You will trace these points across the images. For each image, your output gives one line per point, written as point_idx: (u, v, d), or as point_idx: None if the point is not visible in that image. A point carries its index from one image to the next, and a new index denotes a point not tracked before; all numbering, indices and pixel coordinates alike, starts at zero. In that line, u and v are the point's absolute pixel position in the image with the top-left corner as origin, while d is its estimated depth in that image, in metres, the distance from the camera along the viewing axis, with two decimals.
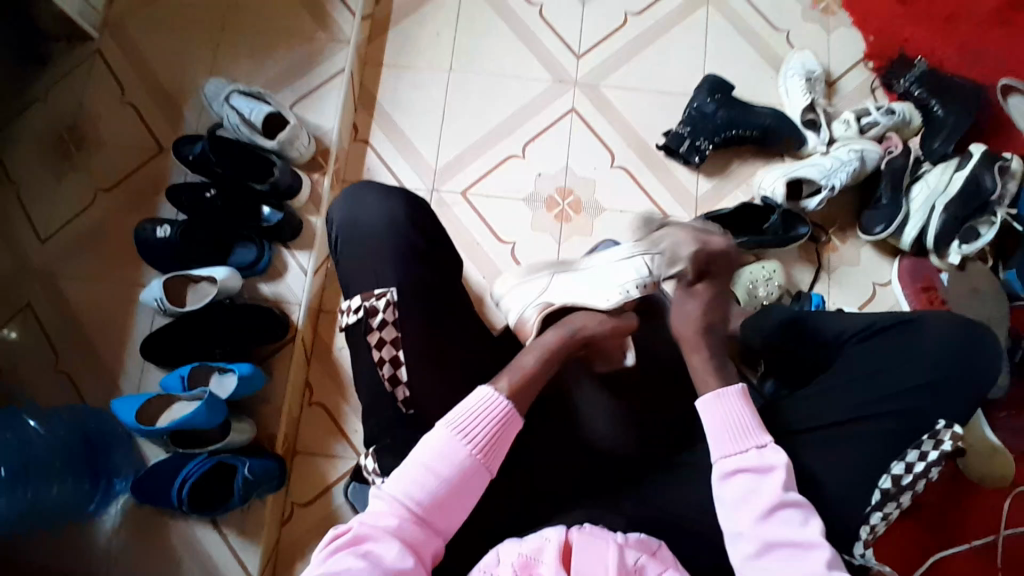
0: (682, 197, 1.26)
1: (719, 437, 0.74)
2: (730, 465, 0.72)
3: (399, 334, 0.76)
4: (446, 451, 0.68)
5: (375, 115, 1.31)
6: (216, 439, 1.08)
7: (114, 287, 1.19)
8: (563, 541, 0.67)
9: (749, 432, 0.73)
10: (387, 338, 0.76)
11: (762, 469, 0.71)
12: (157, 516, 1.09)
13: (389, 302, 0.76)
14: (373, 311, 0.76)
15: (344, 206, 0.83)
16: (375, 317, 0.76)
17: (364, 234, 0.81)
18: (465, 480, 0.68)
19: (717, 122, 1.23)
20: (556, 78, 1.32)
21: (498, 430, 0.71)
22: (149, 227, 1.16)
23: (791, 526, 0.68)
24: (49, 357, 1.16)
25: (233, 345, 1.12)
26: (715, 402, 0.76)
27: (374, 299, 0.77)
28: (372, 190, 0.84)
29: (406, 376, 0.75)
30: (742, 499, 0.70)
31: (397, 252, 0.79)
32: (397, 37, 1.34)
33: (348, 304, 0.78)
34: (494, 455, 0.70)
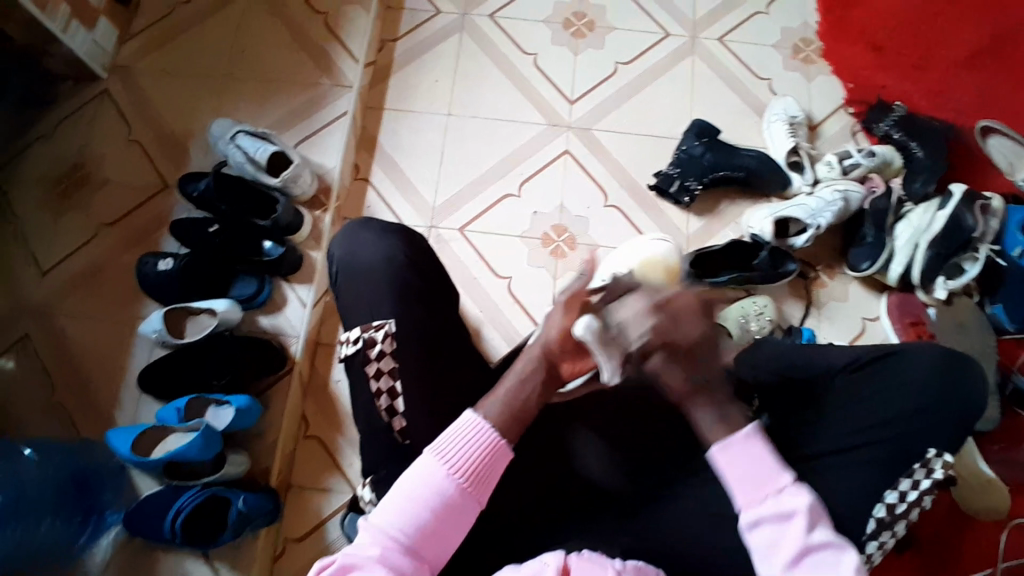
0: (673, 234, 1.30)
1: (739, 486, 0.69)
2: (751, 516, 0.68)
3: (397, 365, 0.77)
4: (432, 477, 0.68)
5: (375, 155, 1.36)
6: (208, 472, 1.06)
7: (113, 320, 1.20)
8: (562, 565, 0.67)
9: (768, 477, 0.68)
10: (385, 369, 0.77)
11: (784, 515, 0.67)
12: (143, 555, 1.06)
13: (388, 333, 0.78)
14: (372, 342, 0.78)
15: (347, 239, 0.86)
16: (373, 347, 0.77)
17: (364, 265, 0.83)
18: (453, 508, 0.68)
19: (706, 164, 1.29)
20: (551, 122, 1.38)
21: (485, 457, 0.71)
22: (151, 261, 1.18)
23: (824, 568, 0.64)
24: (44, 390, 1.16)
25: (230, 377, 1.12)
26: (728, 450, 0.70)
27: (373, 330, 0.78)
28: (373, 225, 0.87)
29: (403, 406, 0.76)
30: (766, 552, 0.66)
31: (396, 282, 0.81)
32: (397, 83, 1.40)
33: (348, 334, 0.79)
34: (482, 483, 0.70)
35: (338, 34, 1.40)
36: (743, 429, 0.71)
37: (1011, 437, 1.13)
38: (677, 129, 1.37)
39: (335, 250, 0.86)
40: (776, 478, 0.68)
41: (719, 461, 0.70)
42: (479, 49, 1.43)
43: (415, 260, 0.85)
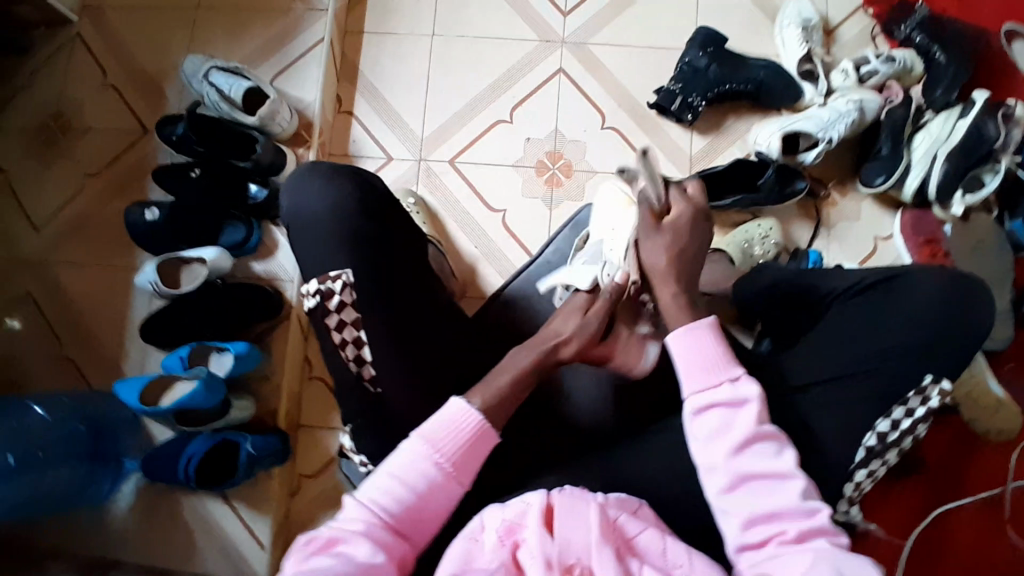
0: (675, 156, 1.23)
1: (691, 370, 0.70)
2: (701, 401, 0.69)
3: (359, 316, 0.77)
4: (416, 460, 0.69)
5: (358, 85, 1.29)
6: (214, 418, 1.09)
7: (108, 272, 1.20)
8: (546, 503, 0.67)
9: (722, 364, 0.70)
10: (347, 321, 0.76)
11: (736, 402, 0.68)
12: (165, 493, 1.13)
13: (345, 283, 0.77)
14: (330, 293, 0.77)
15: (317, 181, 0.81)
16: (332, 300, 0.77)
17: (330, 218, 0.79)
18: (436, 489, 0.69)
19: (710, 77, 1.19)
20: (543, 38, 1.28)
21: (472, 443, 0.71)
22: (137, 210, 1.15)
23: (767, 457, 0.66)
24: (52, 345, 1.18)
25: (226, 326, 1.13)
26: (686, 336, 0.71)
27: (330, 282, 0.77)
28: (337, 168, 0.83)
29: (370, 355, 0.76)
30: (713, 435, 0.68)
31: (373, 230, 0.79)
32: (376, 3, 1.31)
33: (305, 288, 0.78)
34: (468, 465, 0.70)
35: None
36: (697, 321, 0.72)
37: None
38: (680, 39, 1.27)
39: (297, 195, 0.81)
40: (730, 367, 0.70)
41: (674, 351, 0.72)
42: None
43: (384, 209, 0.82)
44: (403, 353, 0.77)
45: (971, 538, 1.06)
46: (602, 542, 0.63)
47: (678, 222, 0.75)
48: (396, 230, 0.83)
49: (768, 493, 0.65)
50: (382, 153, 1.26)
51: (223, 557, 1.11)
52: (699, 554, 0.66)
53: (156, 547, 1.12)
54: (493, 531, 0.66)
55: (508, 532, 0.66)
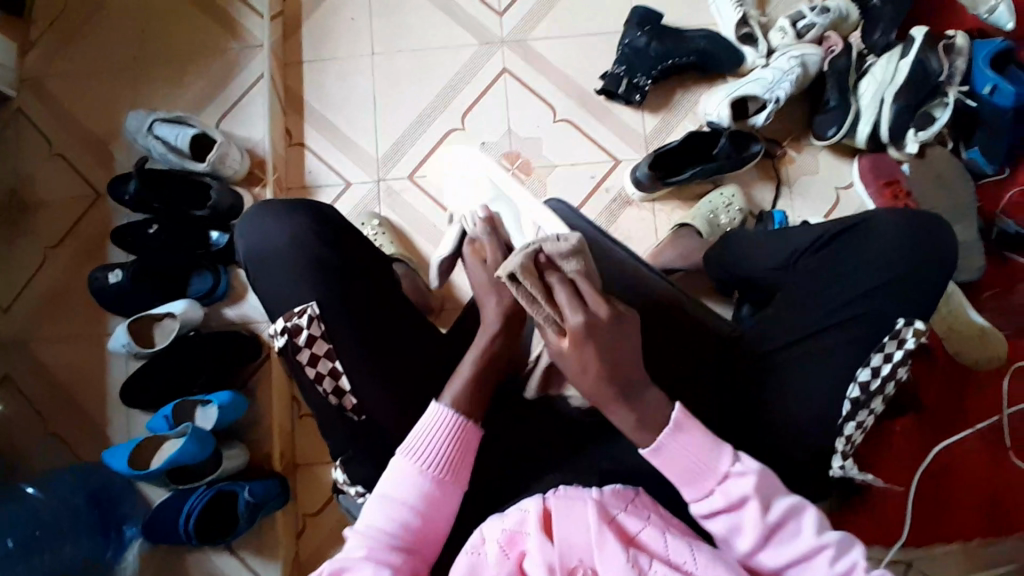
0: (630, 138, 1.23)
1: (682, 486, 0.67)
2: (702, 511, 0.67)
3: (331, 346, 0.75)
4: (408, 476, 0.68)
5: (305, 115, 1.28)
6: (210, 471, 1.08)
7: (81, 341, 1.19)
8: (542, 509, 0.66)
9: (707, 472, 0.66)
10: (320, 353, 0.75)
11: (735, 503, 0.65)
12: (170, 555, 1.11)
13: (312, 316, 0.75)
14: (298, 330, 0.75)
15: (271, 215, 0.81)
16: (301, 335, 0.75)
17: (285, 255, 0.78)
18: (434, 499, 0.68)
19: (652, 56, 1.20)
20: (483, 41, 1.28)
21: (458, 445, 0.70)
22: (101, 275, 1.15)
23: (788, 540, 0.64)
24: (36, 424, 1.17)
25: (209, 376, 1.12)
26: (660, 457, 0.66)
27: (296, 318, 0.75)
28: (289, 201, 0.82)
29: (348, 385, 0.75)
30: (730, 535, 0.66)
31: (331, 258, 0.79)
32: (312, 31, 1.30)
33: (274, 327, 0.76)
34: (459, 469, 0.70)
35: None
36: (664, 434, 0.66)
37: (1002, 280, 1.11)
38: (617, 21, 1.27)
39: (251, 234, 0.81)
40: (716, 463, 0.66)
41: (657, 466, 0.67)
42: None
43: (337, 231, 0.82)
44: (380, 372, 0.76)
45: (979, 471, 1.05)
46: (602, 543, 0.63)
47: (576, 337, 0.63)
48: (357, 254, 0.82)
49: (807, 574, 0.64)
50: (339, 179, 1.25)
51: None
52: (701, 546, 0.64)
53: None
54: (494, 542, 0.65)
55: (510, 542, 0.65)
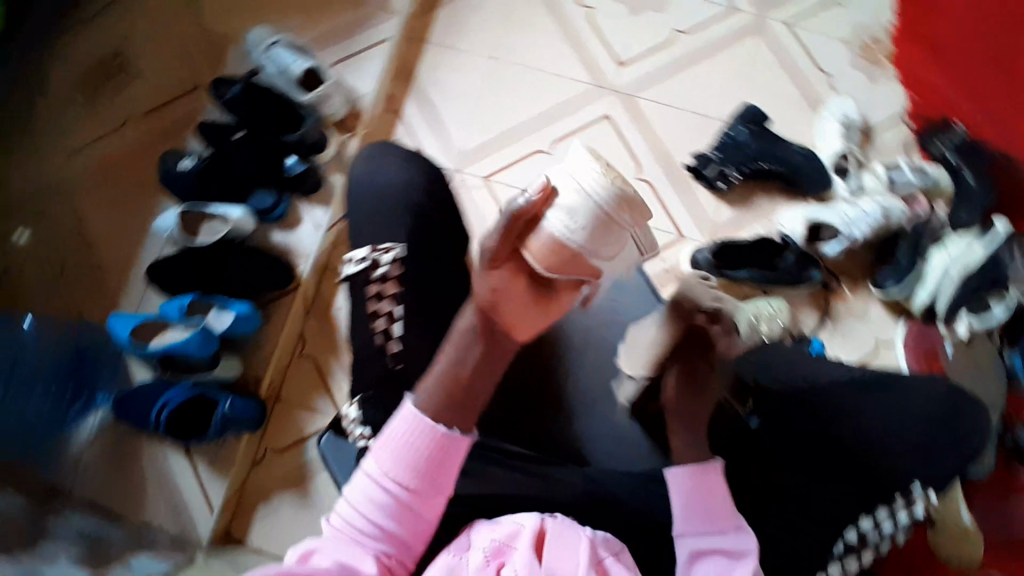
0: (702, 220, 1.26)
1: (693, 513, 0.68)
2: (698, 546, 0.68)
3: (399, 290, 0.80)
4: (373, 479, 0.66)
5: (411, 90, 1.33)
6: (202, 372, 1.10)
7: (125, 210, 1.22)
8: (538, 528, 0.65)
9: (726, 512, 0.69)
10: (386, 292, 0.80)
11: (735, 554, 0.67)
12: (133, 438, 1.13)
13: (394, 257, 0.81)
14: (377, 263, 0.81)
15: (389, 162, 0.91)
16: (378, 268, 0.81)
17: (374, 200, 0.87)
18: (400, 508, 0.65)
19: (747, 153, 1.25)
20: (596, 83, 1.34)
21: (426, 449, 0.65)
22: (173, 157, 1.20)
23: None
24: (55, 269, 1.19)
25: (234, 286, 1.15)
26: (694, 472, 0.69)
27: (379, 253, 0.82)
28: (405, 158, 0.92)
29: (399, 332, 0.78)
30: None
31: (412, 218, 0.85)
32: (446, 15, 1.36)
33: (353, 254, 0.83)
34: (426, 481, 0.65)
35: None
36: (705, 461, 0.70)
37: (996, 489, 1.12)
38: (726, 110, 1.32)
39: (365, 168, 0.90)
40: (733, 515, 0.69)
41: (678, 482, 0.69)
42: None
43: (421, 195, 0.89)
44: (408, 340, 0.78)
45: None
46: None
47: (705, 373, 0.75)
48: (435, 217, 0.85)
49: None
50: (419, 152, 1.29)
51: (172, 510, 1.10)
52: None
53: (112, 488, 1.10)
54: (481, 550, 0.64)
55: (496, 553, 0.64)
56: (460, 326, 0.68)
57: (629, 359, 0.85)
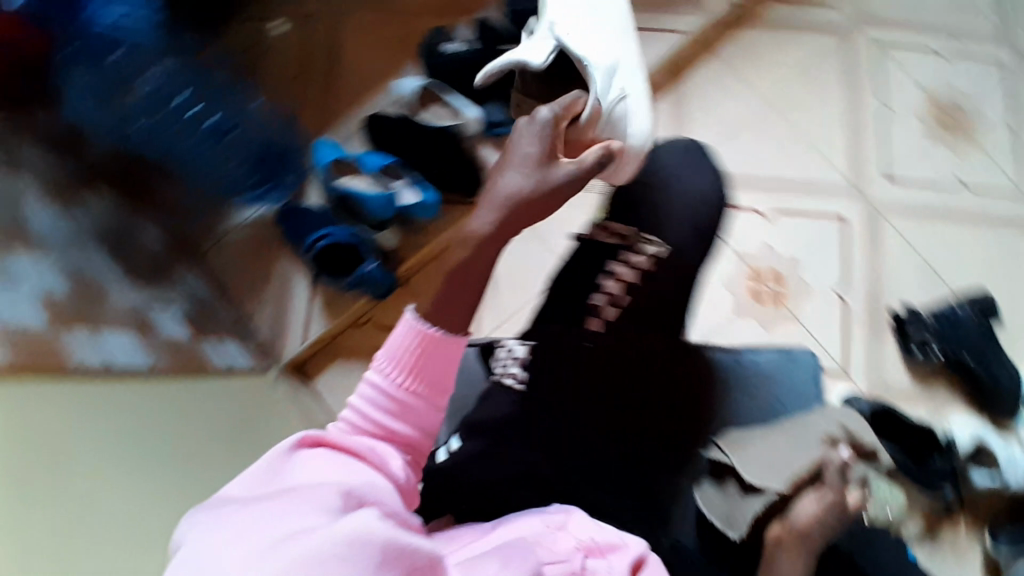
0: (872, 368, 1.27)
1: None
2: None
3: (636, 283, 0.95)
4: (381, 374, 0.68)
5: (674, 87, 1.36)
6: (367, 227, 1.17)
7: (375, 57, 1.30)
8: (641, 555, 0.63)
9: None
10: (628, 278, 0.95)
11: None
12: (274, 242, 1.22)
13: (655, 255, 0.95)
14: (638, 251, 0.95)
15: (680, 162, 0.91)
16: (637, 255, 0.95)
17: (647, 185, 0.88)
18: (407, 397, 0.68)
19: (961, 339, 1.23)
20: (852, 182, 1.34)
21: (430, 345, 0.68)
22: (446, 37, 1.24)
23: None
24: (296, 70, 1.29)
25: (433, 173, 1.20)
26: None
27: (647, 244, 0.96)
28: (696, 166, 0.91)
29: (610, 315, 0.95)
30: None
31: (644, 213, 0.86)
32: (750, 38, 1.39)
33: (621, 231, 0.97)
34: (428, 375, 0.68)
35: None
36: None
37: None
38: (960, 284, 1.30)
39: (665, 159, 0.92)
40: None
41: None
42: (841, 74, 1.39)
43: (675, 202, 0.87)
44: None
45: None
46: None
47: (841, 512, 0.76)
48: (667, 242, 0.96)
49: None
50: None
51: (274, 319, 1.19)
52: None
53: (238, 274, 1.20)
54: (574, 538, 0.64)
55: (588, 549, 0.63)
56: (489, 217, 0.74)
57: (763, 470, 0.81)
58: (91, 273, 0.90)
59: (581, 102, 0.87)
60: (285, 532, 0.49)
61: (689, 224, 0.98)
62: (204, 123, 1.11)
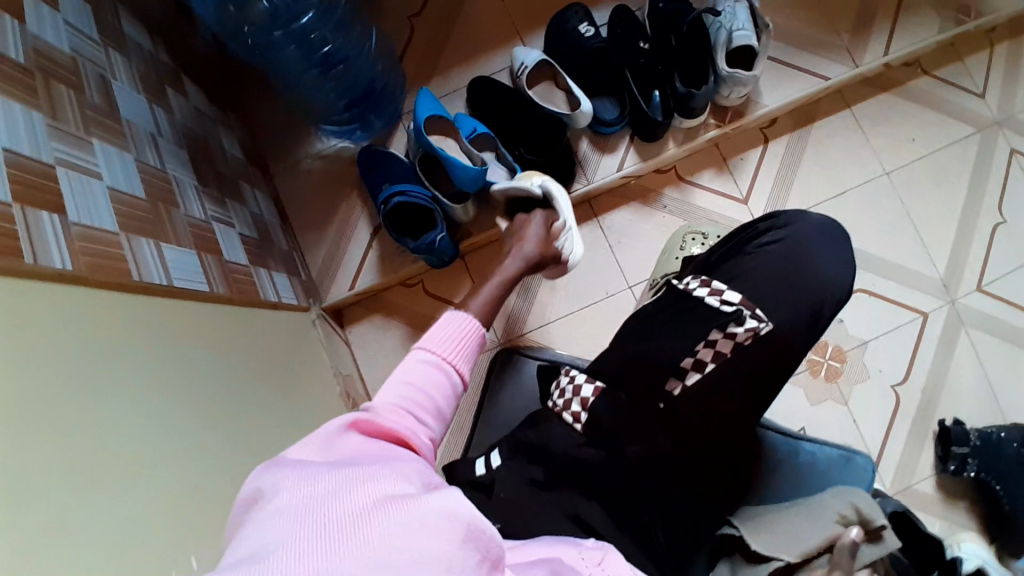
0: (903, 471, 1.25)
1: None
2: None
3: (726, 354, 0.79)
4: (422, 366, 0.66)
5: (795, 131, 1.30)
6: (446, 195, 1.12)
7: (502, 16, 1.25)
8: None
9: None
10: (718, 346, 0.79)
11: None
12: (348, 179, 1.20)
13: (754, 331, 0.79)
14: (738, 322, 0.79)
15: (830, 238, 0.89)
16: (736, 328, 0.79)
17: (793, 254, 0.86)
18: (444, 388, 0.66)
19: (1002, 468, 1.20)
20: (944, 283, 1.30)
21: (468, 341, 0.70)
22: (581, 18, 1.20)
23: None
24: (420, 8, 1.24)
25: (530, 157, 1.15)
26: None
27: (754, 319, 0.79)
28: (836, 237, 0.89)
29: (690, 381, 0.79)
30: None
31: (786, 284, 0.84)
32: (887, 102, 1.33)
33: (716, 284, 0.84)
34: (464, 370, 0.68)
35: (897, 21, 1.31)
36: None
37: None
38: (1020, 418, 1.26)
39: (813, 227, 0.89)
40: None
41: None
42: (969, 169, 1.32)
43: (816, 278, 0.85)
44: (659, 353, 0.79)
45: None
46: None
47: None
48: (783, 318, 0.81)
49: None
50: (740, 193, 1.27)
51: (325, 262, 1.19)
52: None
53: (303, 204, 1.20)
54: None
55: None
56: (508, 269, 0.90)
57: (769, 540, 0.76)
58: (178, 178, 0.87)
59: (543, 219, 0.98)
60: (368, 497, 0.47)
61: (807, 306, 0.83)
62: (321, 50, 1.06)
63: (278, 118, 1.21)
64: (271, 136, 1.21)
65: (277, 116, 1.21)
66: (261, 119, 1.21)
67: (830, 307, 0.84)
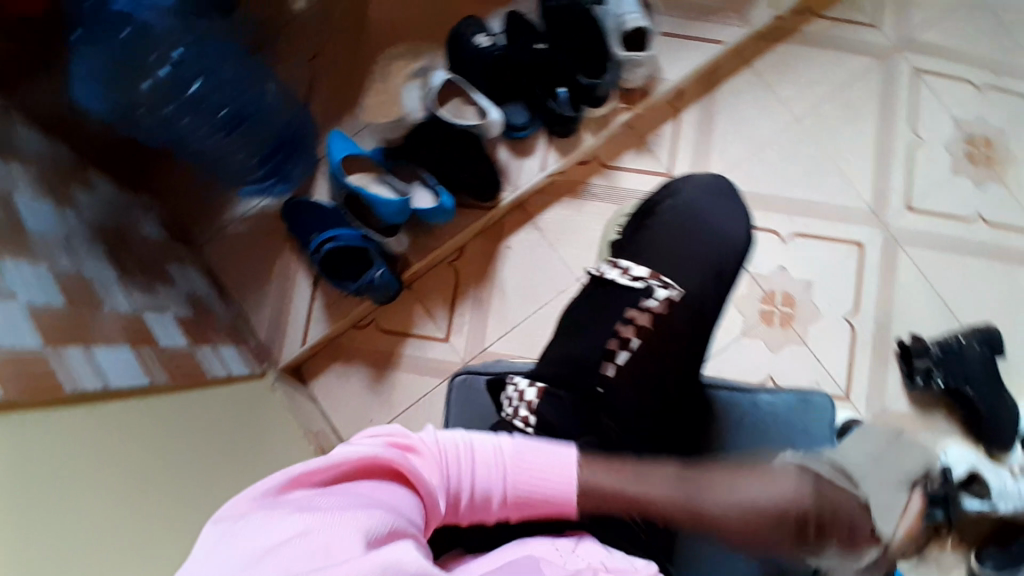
0: (875, 395, 1.29)
1: None
2: None
3: (649, 326, 0.85)
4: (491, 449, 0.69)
5: (703, 98, 1.34)
6: (376, 231, 1.14)
7: (397, 45, 1.26)
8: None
9: None
10: (637, 321, 0.85)
11: None
12: (278, 234, 1.20)
13: (669, 296, 0.86)
14: (650, 293, 0.86)
15: (722, 200, 0.93)
16: (649, 300, 0.86)
17: (689, 222, 0.90)
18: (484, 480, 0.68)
19: (966, 372, 1.24)
20: (873, 210, 1.34)
21: (543, 471, 0.69)
22: (475, 30, 1.21)
23: None
24: (315, 52, 1.25)
25: (450, 176, 1.18)
26: None
27: (658, 285, 0.87)
28: (730, 199, 0.93)
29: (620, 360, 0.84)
30: None
31: (687, 253, 0.88)
32: (784, 53, 1.37)
33: (633, 268, 0.88)
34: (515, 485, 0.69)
35: None
36: None
37: None
38: (971, 321, 1.31)
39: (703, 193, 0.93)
40: None
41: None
42: (873, 97, 1.37)
43: (716, 243, 0.89)
44: None
45: None
46: None
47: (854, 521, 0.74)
48: (690, 282, 0.87)
49: None
50: (663, 167, 1.30)
51: (273, 321, 1.18)
52: None
53: (236, 268, 1.20)
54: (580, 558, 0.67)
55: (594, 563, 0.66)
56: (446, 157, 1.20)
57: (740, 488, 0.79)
58: (97, 276, 0.87)
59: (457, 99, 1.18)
60: (316, 551, 0.47)
61: (709, 272, 0.88)
62: (219, 113, 1.06)
63: (194, 188, 1.20)
64: (191, 206, 1.20)
65: (190, 184, 1.20)
66: (174, 191, 1.20)
67: (736, 265, 0.90)
